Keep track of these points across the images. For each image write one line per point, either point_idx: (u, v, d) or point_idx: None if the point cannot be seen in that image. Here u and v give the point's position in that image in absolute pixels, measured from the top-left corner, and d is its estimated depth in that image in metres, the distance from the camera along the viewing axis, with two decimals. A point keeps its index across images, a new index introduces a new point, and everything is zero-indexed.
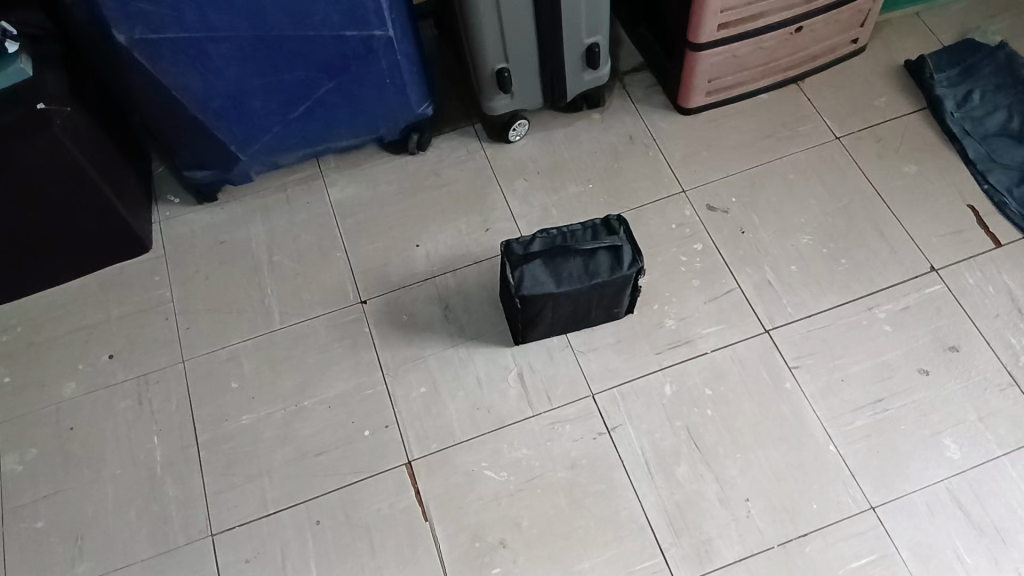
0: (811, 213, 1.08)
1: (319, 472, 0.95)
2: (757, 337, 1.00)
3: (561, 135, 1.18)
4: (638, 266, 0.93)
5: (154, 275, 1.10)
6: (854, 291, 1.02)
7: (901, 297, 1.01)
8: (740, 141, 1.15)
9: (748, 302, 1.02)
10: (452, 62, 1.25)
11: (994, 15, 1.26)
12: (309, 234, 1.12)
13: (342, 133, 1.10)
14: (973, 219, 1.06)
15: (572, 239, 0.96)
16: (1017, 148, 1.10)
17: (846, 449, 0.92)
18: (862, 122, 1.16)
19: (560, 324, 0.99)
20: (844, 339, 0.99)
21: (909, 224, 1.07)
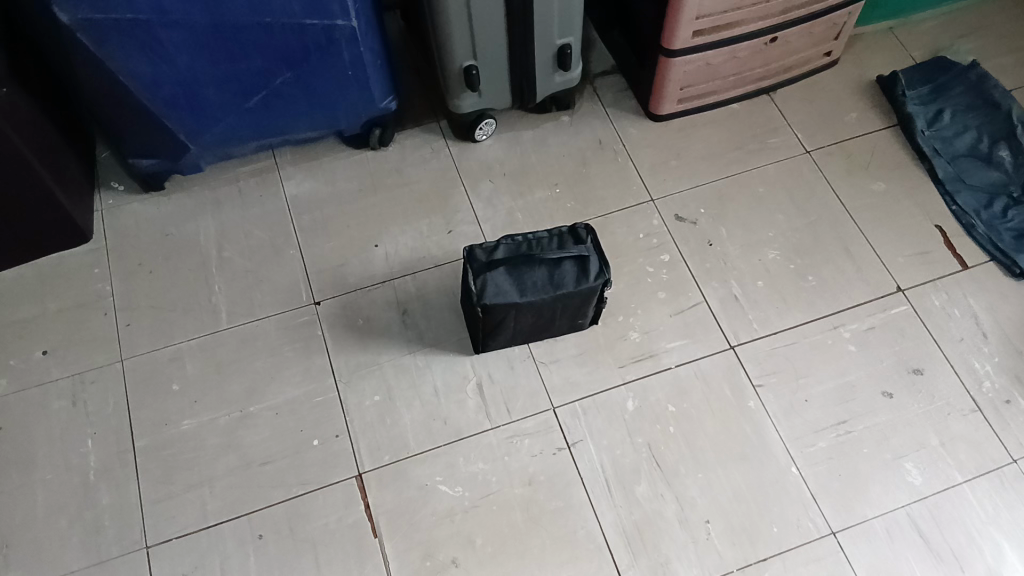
0: (780, 226, 1.06)
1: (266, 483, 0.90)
2: (722, 353, 0.98)
3: (528, 136, 1.14)
4: (605, 278, 0.90)
5: (94, 268, 1.04)
6: (820, 309, 1.01)
7: (867, 317, 1.00)
8: (710, 152, 1.13)
9: (714, 317, 1.00)
10: (418, 56, 1.21)
11: (966, 35, 1.25)
12: (262, 230, 1.07)
13: (300, 126, 1.05)
14: (940, 239, 1.06)
15: (537, 246, 0.93)
16: (985, 170, 1.10)
17: (808, 471, 0.91)
18: (833, 136, 1.15)
19: (522, 334, 0.95)
20: (809, 358, 0.98)
21: (877, 242, 1.06)
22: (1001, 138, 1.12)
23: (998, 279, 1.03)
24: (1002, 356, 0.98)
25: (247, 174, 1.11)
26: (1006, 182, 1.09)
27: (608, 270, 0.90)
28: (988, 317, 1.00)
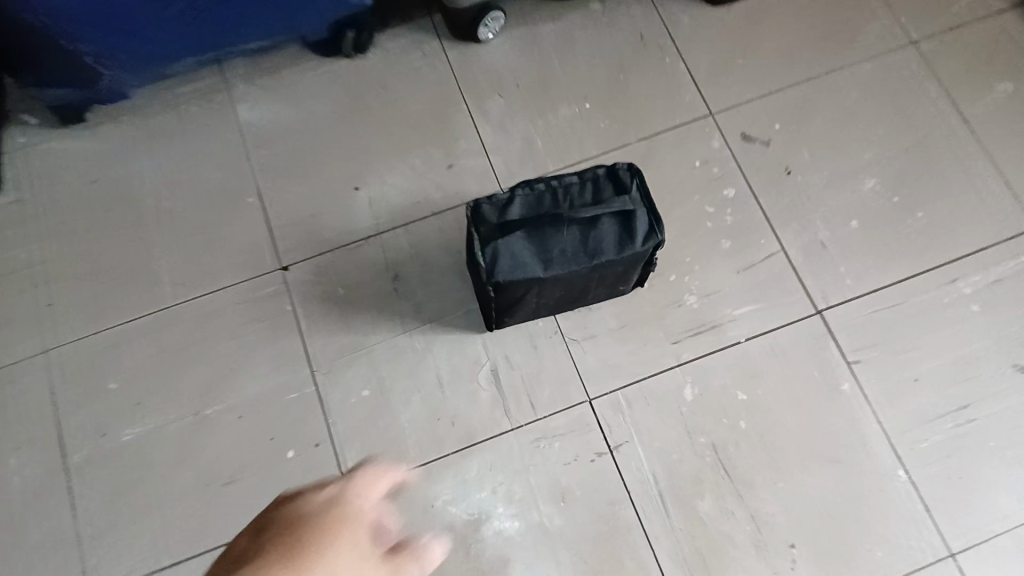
0: (876, 149, 0.83)
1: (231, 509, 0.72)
2: (806, 321, 0.76)
3: (548, 33, 0.88)
4: (657, 239, 0.68)
5: (6, 228, 0.82)
6: (931, 257, 0.78)
7: (991, 266, 0.78)
8: (784, 46, 0.87)
9: (794, 271, 0.78)
10: None
11: None
12: (213, 172, 0.84)
13: (248, 32, 0.80)
14: None
15: (565, 196, 0.70)
16: None
17: (919, 476, 0.71)
18: (945, 19, 0.88)
19: (547, 307, 0.74)
20: (917, 324, 0.76)
21: (1003, 165, 0.82)
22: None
23: None
24: None
25: (188, 95, 0.87)
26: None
27: (661, 228, 0.68)
28: None
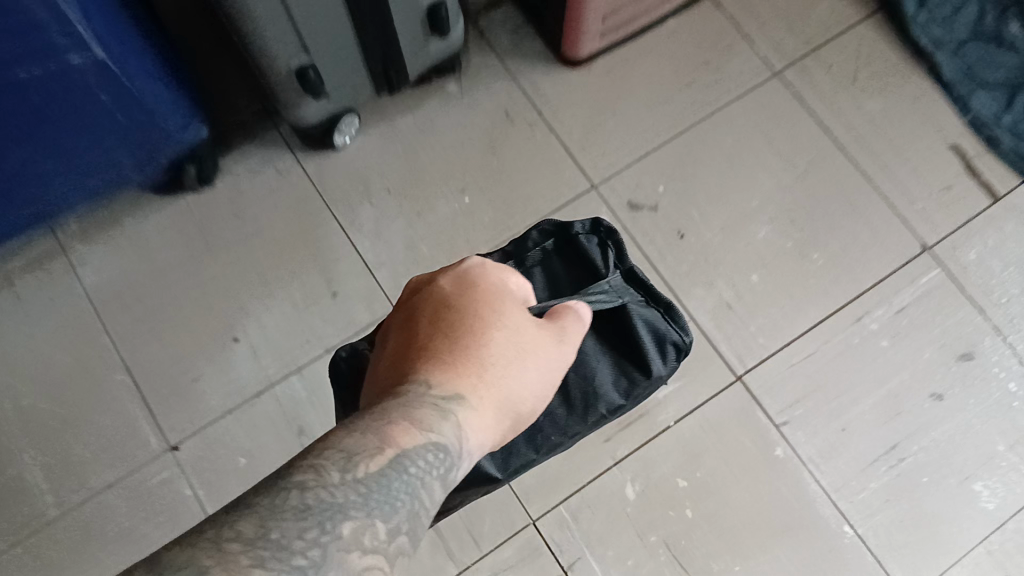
0: (765, 191, 0.82)
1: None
2: (729, 391, 0.76)
3: (407, 123, 0.82)
4: (678, 340, 0.51)
5: None
6: (835, 298, 0.79)
7: (894, 296, 0.79)
8: (653, 99, 0.85)
9: (708, 340, 0.77)
10: (215, 26, 0.83)
11: None
12: (66, 352, 0.73)
13: (76, 189, 0.71)
14: (962, 164, 0.84)
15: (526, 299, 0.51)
16: (1002, 56, 0.86)
17: (864, 529, 0.73)
18: (802, 42, 0.88)
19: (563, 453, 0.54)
20: (836, 371, 0.77)
21: (884, 185, 0.83)
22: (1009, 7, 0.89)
23: None
24: None
25: (19, 267, 0.76)
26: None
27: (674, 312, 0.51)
28: None
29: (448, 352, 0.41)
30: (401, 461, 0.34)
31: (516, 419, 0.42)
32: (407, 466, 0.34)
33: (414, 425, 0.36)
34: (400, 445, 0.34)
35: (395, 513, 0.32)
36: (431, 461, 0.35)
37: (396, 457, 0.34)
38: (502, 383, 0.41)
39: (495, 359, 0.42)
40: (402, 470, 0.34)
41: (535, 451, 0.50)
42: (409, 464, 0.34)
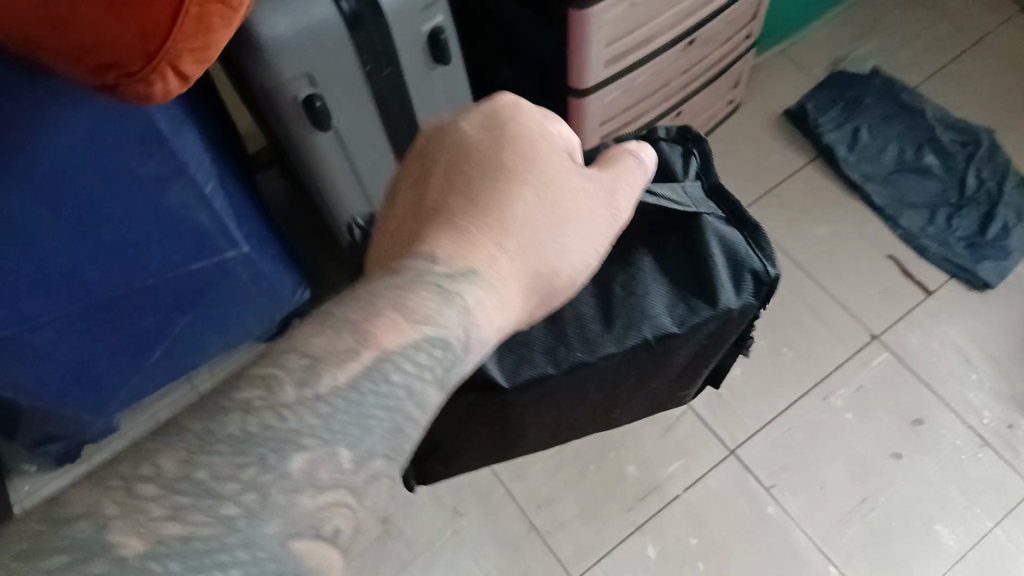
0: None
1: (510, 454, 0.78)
2: (724, 463, 0.95)
3: None
4: (756, 264, 0.62)
5: None
6: (804, 383, 0.99)
7: (853, 378, 1.00)
8: None
9: (705, 424, 0.97)
10: (307, 216, 1.09)
11: (859, 37, 1.28)
12: None
13: (214, 348, 0.93)
14: (899, 270, 1.07)
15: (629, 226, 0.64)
16: (919, 184, 1.13)
17: (847, 567, 0.89)
18: (760, 187, 1.14)
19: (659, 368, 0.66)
20: (812, 441, 0.96)
21: (836, 291, 1.05)
22: (924, 144, 1.16)
23: (962, 299, 1.06)
24: (992, 380, 1.00)
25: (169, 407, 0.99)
26: (943, 191, 1.13)
27: (761, 238, 0.63)
28: (969, 343, 1.03)
29: (471, 205, 0.44)
30: (384, 363, 0.35)
31: (546, 283, 0.45)
32: (402, 361, 0.36)
33: (403, 316, 0.37)
34: (381, 346, 0.36)
35: (416, 415, 0.36)
36: (421, 362, 0.37)
37: (374, 361, 0.35)
38: (522, 254, 0.44)
39: (515, 221, 0.44)
40: (421, 341, 0.37)
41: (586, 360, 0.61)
42: (425, 328, 0.38)
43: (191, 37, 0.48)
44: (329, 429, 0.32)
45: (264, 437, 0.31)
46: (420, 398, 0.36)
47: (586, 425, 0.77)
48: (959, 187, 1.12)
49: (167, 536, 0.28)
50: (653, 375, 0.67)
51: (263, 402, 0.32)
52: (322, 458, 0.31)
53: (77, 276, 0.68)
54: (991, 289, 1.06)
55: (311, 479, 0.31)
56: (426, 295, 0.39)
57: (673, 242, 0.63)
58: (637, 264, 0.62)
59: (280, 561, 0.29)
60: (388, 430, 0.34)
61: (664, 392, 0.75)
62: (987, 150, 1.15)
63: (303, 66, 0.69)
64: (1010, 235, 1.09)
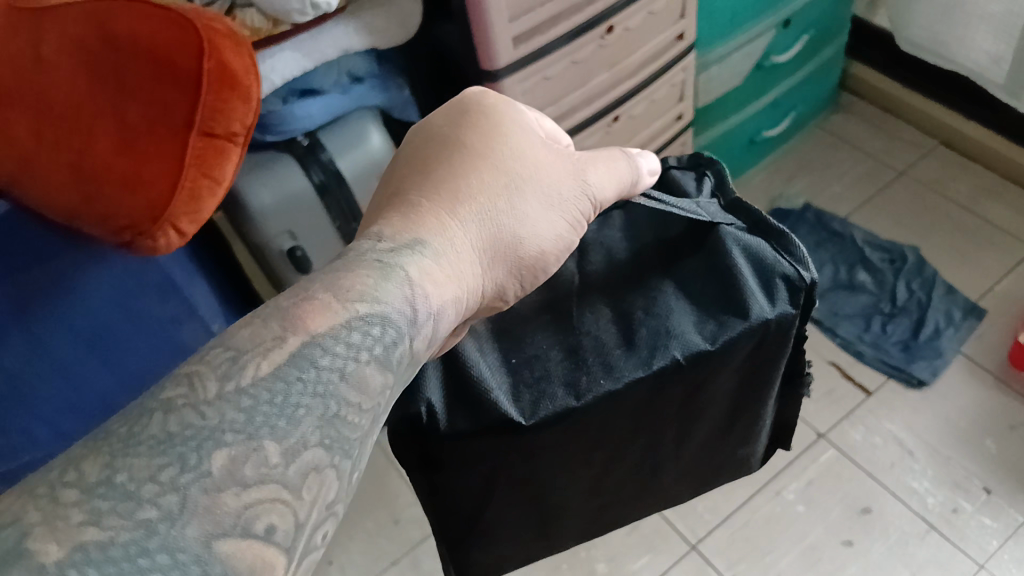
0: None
1: (565, 522, 0.81)
2: (687, 557, 1.06)
3: None
4: (787, 271, 0.69)
5: None
6: (758, 481, 1.11)
7: (802, 474, 1.11)
8: None
9: (668, 522, 1.09)
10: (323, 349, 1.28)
11: (792, 177, 1.50)
12: None
13: None
14: (840, 374, 1.21)
15: (645, 264, 0.72)
16: (851, 297, 1.29)
17: None
18: None
19: (699, 399, 0.72)
20: (767, 533, 1.06)
21: None
22: (856, 263, 1.32)
23: (901, 396, 1.17)
24: (934, 468, 1.10)
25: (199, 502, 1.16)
26: (876, 301, 1.28)
27: (794, 245, 0.70)
28: (910, 436, 1.13)
29: (435, 177, 0.59)
30: (310, 347, 0.45)
31: (500, 236, 0.59)
32: (328, 345, 0.46)
33: (336, 299, 0.48)
34: (308, 331, 0.46)
35: (329, 404, 0.44)
36: (355, 344, 0.47)
37: (304, 340, 0.45)
38: (472, 211, 0.58)
39: (471, 189, 0.59)
40: (368, 283, 0.49)
41: (613, 384, 0.66)
42: (358, 307, 0.48)
43: (185, 204, 0.68)
44: (251, 424, 0.41)
45: (188, 437, 0.40)
46: (346, 395, 0.45)
47: (645, 481, 0.81)
48: (890, 297, 1.28)
49: (87, 540, 0.36)
50: (698, 401, 0.73)
51: (183, 400, 0.41)
52: (246, 454, 0.40)
53: (103, 401, 0.82)
54: (928, 385, 1.18)
55: (232, 475, 0.39)
56: (364, 276, 0.50)
57: (693, 262, 0.71)
58: (662, 292, 0.70)
59: (203, 560, 0.37)
60: (318, 418, 0.43)
61: (717, 437, 0.80)
62: (913, 264, 1.30)
63: (284, 226, 0.99)
64: (941, 338, 1.22)
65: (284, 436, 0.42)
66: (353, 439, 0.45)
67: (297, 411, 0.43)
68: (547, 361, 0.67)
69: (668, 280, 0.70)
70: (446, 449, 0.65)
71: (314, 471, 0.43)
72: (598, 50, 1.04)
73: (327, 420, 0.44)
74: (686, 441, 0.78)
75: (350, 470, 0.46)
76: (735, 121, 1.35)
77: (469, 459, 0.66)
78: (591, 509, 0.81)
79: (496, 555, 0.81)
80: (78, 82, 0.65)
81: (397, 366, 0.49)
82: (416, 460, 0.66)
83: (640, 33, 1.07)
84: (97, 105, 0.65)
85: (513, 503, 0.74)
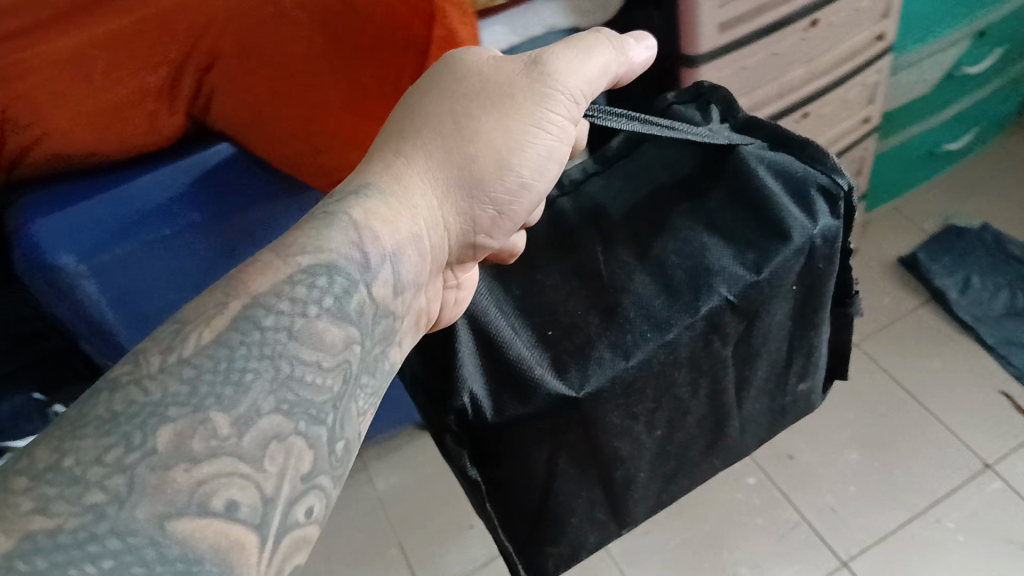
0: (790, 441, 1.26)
1: (636, 505, 0.77)
2: (838, 571, 1.11)
3: None
4: (821, 181, 0.70)
5: None
6: (912, 505, 1.15)
7: (963, 501, 1.15)
8: None
9: (818, 537, 1.14)
10: None
11: (964, 199, 1.55)
12: (362, 534, 1.26)
13: None
14: (1010, 404, 1.25)
15: (669, 204, 0.71)
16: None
17: None
18: (874, 324, 1.39)
19: (754, 334, 0.70)
20: (923, 560, 1.10)
21: (948, 421, 1.24)
22: None
23: None
24: None
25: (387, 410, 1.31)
26: None
27: (821, 154, 0.72)
28: None
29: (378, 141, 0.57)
30: (253, 307, 0.43)
31: (460, 178, 0.57)
32: (271, 305, 0.43)
33: (278, 256, 0.46)
34: (251, 292, 0.44)
35: (279, 363, 0.42)
36: (305, 297, 0.44)
37: (247, 300, 0.43)
38: (416, 164, 0.56)
39: (418, 142, 0.56)
40: (304, 236, 0.47)
41: (652, 340, 0.64)
42: (300, 259, 0.46)
43: None
44: (196, 396, 0.39)
45: (132, 416, 0.38)
46: (299, 352, 0.43)
47: (711, 441, 0.78)
48: None
49: (34, 529, 0.34)
50: (751, 341, 0.71)
51: (129, 376, 0.39)
52: (193, 428, 0.38)
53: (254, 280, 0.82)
54: None
55: (180, 449, 0.38)
56: (306, 225, 0.49)
57: (714, 191, 0.71)
58: (689, 234, 0.68)
59: (157, 541, 0.35)
60: (270, 381, 0.41)
61: (775, 379, 0.78)
62: None
63: None
64: None
65: (233, 405, 0.40)
66: (318, 403, 0.43)
67: (246, 375, 0.41)
68: (587, 327, 0.65)
69: (693, 219, 0.69)
70: (496, 435, 0.65)
71: (274, 439, 0.40)
72: (799, 42, 1.02)
73: (282, 383, 0.42)
74: (748, 386, 0.75)
75: (328, 435, 0.43)
76: (915, 132, 1.39)
77: (527, 436, 0.65)
78: (656, 484, 0.77)
79: (573, 550, 0.77)
80: (315, 40, 0.65)
81: (358, 316, 0.47)
82: (476, 452, 0.68)
83: (843, 29, 1.05)
84: (330, 61, 0.66)
85: (579, 485, 0.71)
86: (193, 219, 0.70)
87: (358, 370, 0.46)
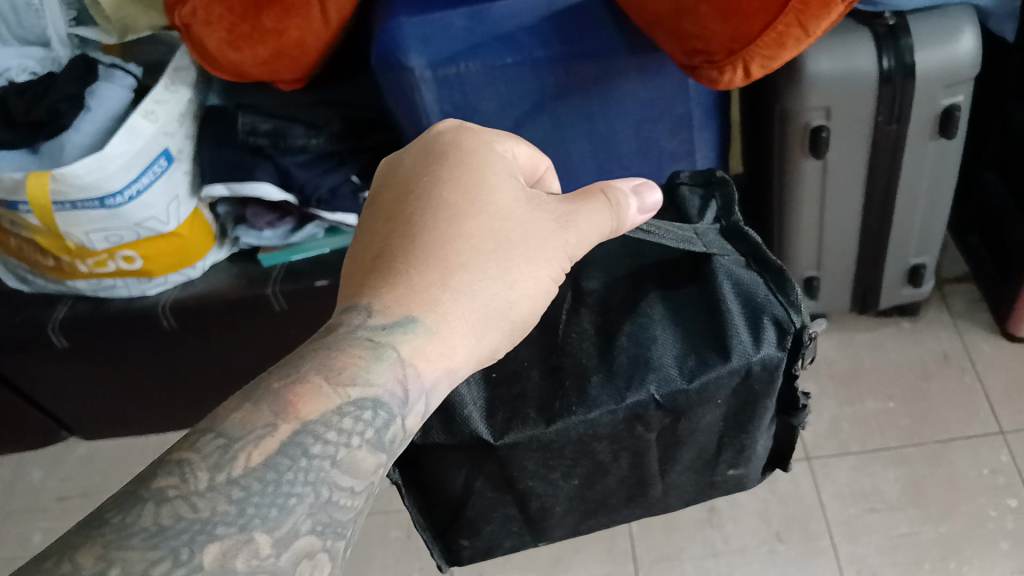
0: (896, 477, 1.69)
1: (548, 527, 1.17)
2: None
3: (960, 330, 1.91)
4: (795, 297, 0.98)
5: None
6: None
7: None
8: None
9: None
10: (998, 149, 1.82)
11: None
12: None
13: (634, 159, 1.54)
14: None
15: (668, 291, 1.00)
16: None
17: None
18: None
19: (684, 426, 1.01)
20: None
21: None
22: None
23: None
24: None
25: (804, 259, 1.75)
26: None
27: (796, 294, 0.98)
28: None
29: (409, 259, 0.86)
30: (299, 431, 0.70)
31: (472, 313, 0.85)
32: (316, 434, 0.71)
33: (326, 382, 0.74)
34: (298, 416, 0.71)
35: (315, 490, 0.69)
36: (340, 431, 0.72)
37: (293, 424, 0.70)
38: (431, 284, 0.84)
39: (436, 267, 0.85)
40: (337, 373, 0.75)
41: (590, 407, 0.96)
42: (348, 392, 0.74)
43: (772, 39, 1.12)
44: (242, 518, 0.64)
45: (180, 533, 0.60)
46: (337, 481, 0.71)
47: (633, 496, 1.15)
48: None
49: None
50: (693, 416, 1.00)
51: (177, 491, 0.63)
52: (237, 548, 0.62)
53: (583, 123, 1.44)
54: None
55: (223, 563, 0.61)
56: (360, 357, 0.78)
57: (689, 289, 1.00)
58: (655, 332, 0.98)
59: None
60: (309, 509, 0.68)
61: (704, 462, 1.12)
62: None
63: (824, 103, 1.43)
64: None
65: (275, 526, 0.65)
66: (342, 520, 0.70)
67: (290, 499, 0.67)
68: (558, 393, 0.97)
69: (659, 309, 0.99)
70: (498, 451, 0.98)
71: (305, 555, 0.66)
72: None
73: (319, 509, 0.68)
74: (675, 462, 1.09)
75: (341, 542, 0.70)
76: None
77: (516, 456, 0.99)
78: (574, 512, 1.15)
79: (478, 543, 1.19)
80: None
81: (387, 437, 0.76)
82: (484, 453, 0.98)
83: None
84: None
85: (504, 514, 1.13)
86: (535, 52, 1.31)
87: (378, 481, 0.76)
